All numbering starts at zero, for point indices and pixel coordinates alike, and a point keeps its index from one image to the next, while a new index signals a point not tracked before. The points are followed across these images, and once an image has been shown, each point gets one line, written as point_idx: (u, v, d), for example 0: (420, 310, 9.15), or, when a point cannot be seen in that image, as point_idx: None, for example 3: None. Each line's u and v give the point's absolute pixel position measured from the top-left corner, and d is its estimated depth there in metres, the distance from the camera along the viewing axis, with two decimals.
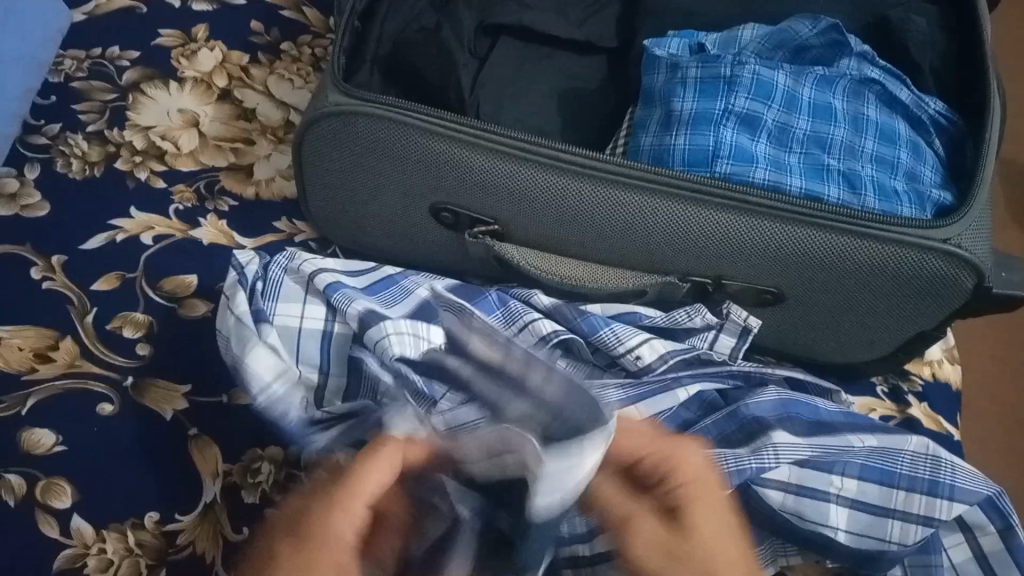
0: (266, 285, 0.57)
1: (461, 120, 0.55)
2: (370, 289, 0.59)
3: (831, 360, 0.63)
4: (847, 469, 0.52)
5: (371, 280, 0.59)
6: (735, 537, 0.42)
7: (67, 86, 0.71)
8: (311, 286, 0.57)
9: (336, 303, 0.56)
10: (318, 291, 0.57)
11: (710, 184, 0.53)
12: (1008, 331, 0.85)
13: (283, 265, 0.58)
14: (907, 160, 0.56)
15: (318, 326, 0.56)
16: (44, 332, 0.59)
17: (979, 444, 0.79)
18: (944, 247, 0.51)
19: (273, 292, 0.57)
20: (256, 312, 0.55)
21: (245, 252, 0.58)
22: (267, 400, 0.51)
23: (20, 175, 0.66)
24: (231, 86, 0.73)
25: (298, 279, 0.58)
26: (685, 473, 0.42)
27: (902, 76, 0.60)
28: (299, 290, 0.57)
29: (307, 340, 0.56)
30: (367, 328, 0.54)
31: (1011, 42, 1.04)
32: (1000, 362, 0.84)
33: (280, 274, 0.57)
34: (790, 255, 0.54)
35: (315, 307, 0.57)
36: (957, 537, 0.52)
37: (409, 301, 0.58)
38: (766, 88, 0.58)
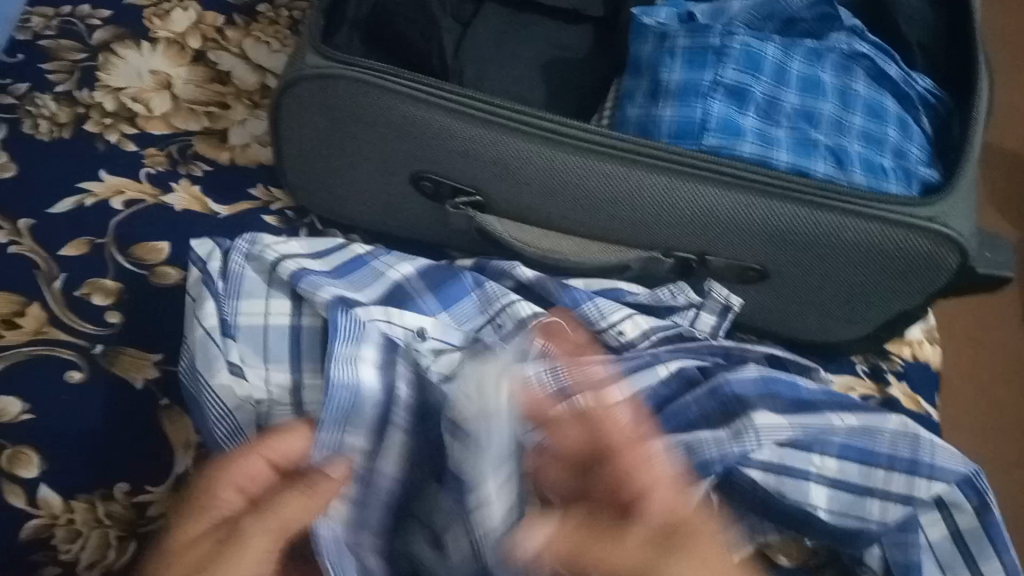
0: (229, 282, 0.54)
1: (444, 86, 0.53)
2: (339, 271, 0.57)
3: (812, 338, 0.63)
4: (827, 449, 0.52)
5: (337, 262, 0.57)
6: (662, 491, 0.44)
7: (34, 44, 0.69)
8: (275, 276, 0.55)
9: (303, 292, 0.54)
10: (284, 282, 0.55)
11: (696, 157, 0.52)
12: (987, 313, 0.86)
13: (244, 252, 0.55)
14: (895, 136, 0.56)
15: (284, 322, 0.54)
16: (10, 298, 0.58)
17: (955, 424, 0.80)
18: (929, 226, 0.51)
19: (235, 294, 0.54)
20: (224, 326, 0.52)
21: (200, 241, 0.56)
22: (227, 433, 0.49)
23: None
24: (205, 48, 0.71)
25: (261, 265, 0.55)
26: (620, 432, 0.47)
27: (891, 52, 0.59)
28: (261, 281, 0.55)
29: (274, 338, 0.53)
30: (335, 314, 0.52)
31: (998, 27, 1.04)
32: (976, 344, 0.84)
33: (240, 265, 0.55)
34: (774, 231, 0.53)
35: (280, 302, 0.54)
36: (933, 515, 0.52)
37: (379, 285, 0.57)
38: (755, 60, 0.56)
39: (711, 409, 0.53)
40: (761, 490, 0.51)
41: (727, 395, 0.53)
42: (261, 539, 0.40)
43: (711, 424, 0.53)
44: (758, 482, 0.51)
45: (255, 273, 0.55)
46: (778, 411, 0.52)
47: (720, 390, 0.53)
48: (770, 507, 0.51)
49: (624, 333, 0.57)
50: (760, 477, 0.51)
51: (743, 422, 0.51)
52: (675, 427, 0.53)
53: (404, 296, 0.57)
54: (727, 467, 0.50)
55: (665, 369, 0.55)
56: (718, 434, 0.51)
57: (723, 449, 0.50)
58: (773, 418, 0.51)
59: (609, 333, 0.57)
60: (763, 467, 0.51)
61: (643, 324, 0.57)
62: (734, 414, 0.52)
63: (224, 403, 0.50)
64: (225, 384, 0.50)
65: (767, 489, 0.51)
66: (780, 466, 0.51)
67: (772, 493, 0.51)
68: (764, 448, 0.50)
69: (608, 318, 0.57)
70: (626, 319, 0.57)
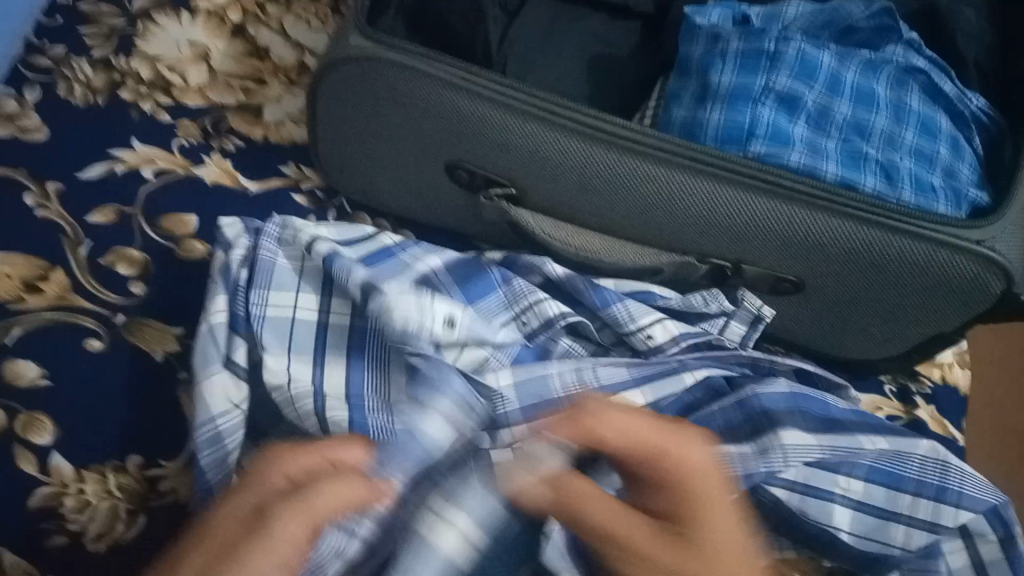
0: (254, 272, 0.53)
1: (486, 74, 0.52)
2: (365, 259, 0.55)
3: (842, 355, 0.62)
4: (854, 471, 0.50)
5: (366, 250, 0.56)
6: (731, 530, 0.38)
7: (74, 8, 0.68)
8: (307, 264, 0.54)
9: (335, 273, 0.52)
10: (314, 273, 0.54)
11: (739, 163, 0.51)
12: None
13: (275, 236, 0.54)
14: (946, 155, 0.54)
15: (311, 317, 0.53)
16: (34, 261, 0.57)
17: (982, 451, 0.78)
18: (976, 249, 0.49)
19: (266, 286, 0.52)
20: (233, 318, 0.51)
21: (228, 221, 0.55)
22: (207, 435, 0.48)
23: (18, 95, 0.63)
24: (244, 22, 0.70)
25: (293, 244, 0.54)
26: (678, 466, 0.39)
27: (947, 68, 0.58)
28: (292, 270, 0.54)
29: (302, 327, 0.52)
30: (368, 299, 0.51)
31: None
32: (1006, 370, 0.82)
33: (271, 255, 0.53)
34: (813, 244, 0.52)
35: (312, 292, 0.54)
36: (958, 543, 0.51)
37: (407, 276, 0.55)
38: (809, 68, 0.55)
39: (736, 421, 0.52)
40: (782, 508, 0.50)
41: (756, 409, 0.51)
42: (294, 525, 0.36)
43: (737, 438, 0.51)
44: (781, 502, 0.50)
45: (286, 261, 0.54)
46: (806, 429, 0.51)
47: (747, 404, 0.51)
48: (789, 523, 0.51)
49: (653, 337, 0.55)
50: (783, 497, 0.50)
51: (770, 438, 0.49)
52: None
53: (432, 289, 0.55)
54: (752, 484, 0.49)
55: (692, 377, 0.54)
56: (744, 450, 0.50)
57: (749, 467, 0.48)
58: (801, 435, 0.50)
59: (638, 336, 0.55)
60: (787, 485, 0.50)
61: (673, 330, 0.56)
62: (761, 429, 0.50)
63: (213, 409, 0.48)
64: (222, 385, 0.49)
65: (791, 509, 0.50)
66: (803, 485, 0.50)
67: (796, 513, 0.50)
68: (790, 468, 0.49)
69: (637, 321, 0.55)
70: (655, 323, 0.56)
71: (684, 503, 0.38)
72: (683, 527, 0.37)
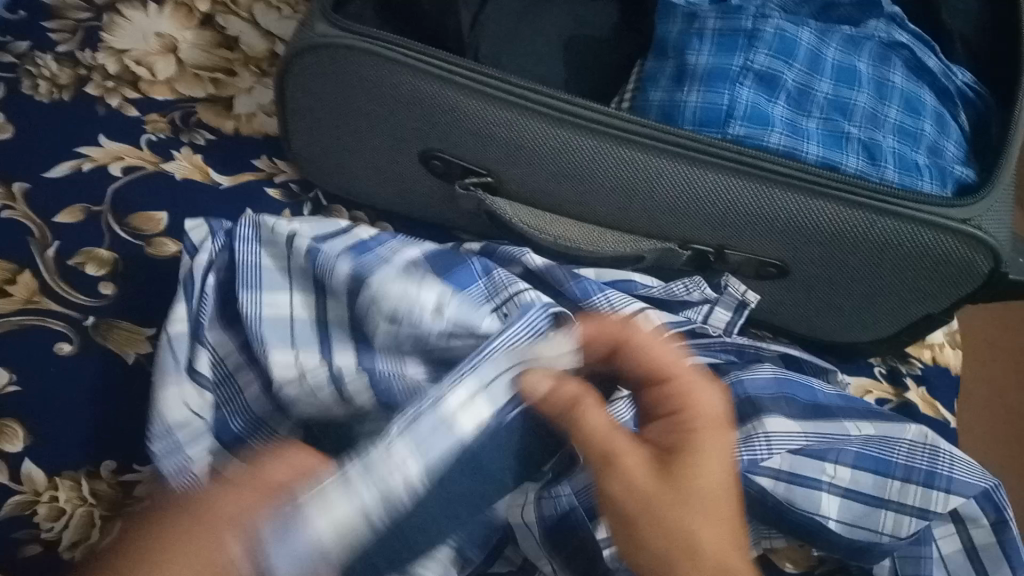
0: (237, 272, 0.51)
1: (458, 60, 0.51)
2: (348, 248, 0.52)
3: (830, 338, 0.61)
4: (841, 457, 0.50)
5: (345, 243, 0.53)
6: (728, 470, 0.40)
7: (37, 2, 0.66)
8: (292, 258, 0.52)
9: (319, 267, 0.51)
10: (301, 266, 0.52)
11: (719, 145, 0.50)
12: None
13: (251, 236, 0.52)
14: (931, 132, 0.53)
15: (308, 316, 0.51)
16: (1, 264, 0.56)
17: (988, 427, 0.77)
18: (962, 229, 0.48)
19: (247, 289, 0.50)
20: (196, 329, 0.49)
21: (193, 224, 0.52)
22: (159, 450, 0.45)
23: None
24: (213, 12, 0.68)
25: (272, 239, 0.52)
26: (697, 406, 0.41)
27: (930, 42, 0.57)
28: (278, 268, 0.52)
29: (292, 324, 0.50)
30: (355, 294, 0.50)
31: None
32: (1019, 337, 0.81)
33: (250, 251, 0.51)
34: (797, 227, 0.51)
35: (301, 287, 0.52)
36: (948, 528, 0.50)
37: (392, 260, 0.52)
38: (789, 46, 0.53)
39: None
40: (770, 498, 0.49)
41: (740, 395, 0.50)
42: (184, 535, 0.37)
43: None
44: (767, 490, 0.49)
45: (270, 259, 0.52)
46: (793, 417, 0.50)
47: (733, 392, 0.50)
48: (776, 514, 0.49)
49: None
50: (769, 485, 0.49)
51: (754, 426, 0.49)
52: None
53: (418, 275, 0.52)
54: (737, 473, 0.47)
55: None
56: None
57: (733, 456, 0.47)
58: (786, 422, 0.49)
59: None
60: (772, 474, 0.49)
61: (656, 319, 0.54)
62: (746, 416, 0.49)
63: (170, 419, 0.45)
64: (182, 396, 0.46)
65: (777, 496, 0.49)
66: (789, 473, 0.49)
67: (783, 502, 0.49)
68: (774, 456, 0.48)
69: (618, 310, 0.53)
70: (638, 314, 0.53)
71: (683, 444, 0.39)
72: (670, 459, 0.39)
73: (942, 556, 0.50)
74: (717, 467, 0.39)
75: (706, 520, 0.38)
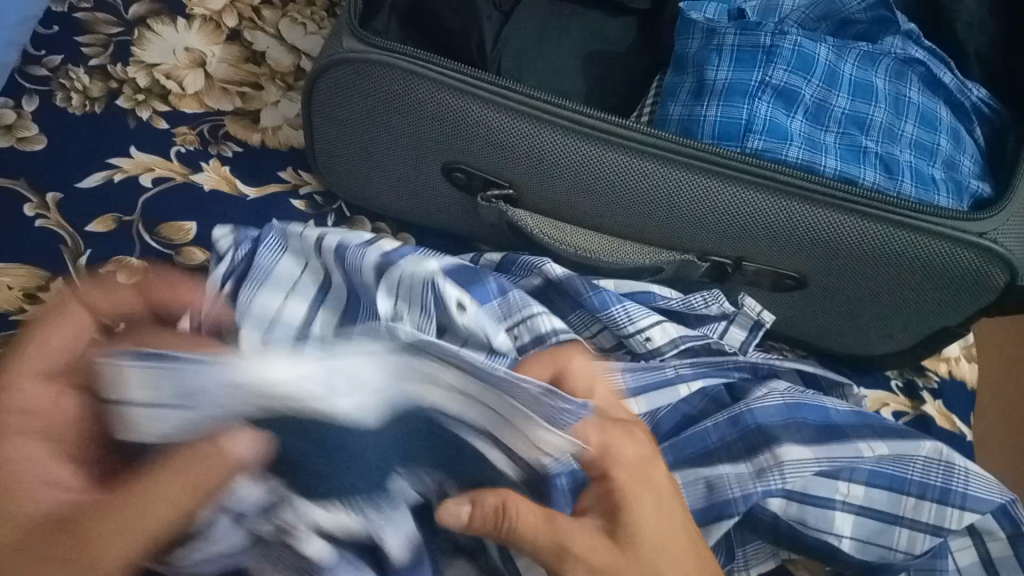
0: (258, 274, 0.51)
1: (481, 75, 0.52)
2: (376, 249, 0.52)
3: (846, 351, 0.61)
4: (854, 476, 0.50)
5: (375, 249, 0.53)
6: (678, 525, 0.39)
7: (71, 17, 0.68)
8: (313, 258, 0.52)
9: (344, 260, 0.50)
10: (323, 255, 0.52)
11: (737, 159, 0.50)
12: None
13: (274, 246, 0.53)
14: (947, 147, 0.53)
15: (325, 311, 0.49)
16: (35, 272, 0.57)
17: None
18: (978, 242, 0.49)
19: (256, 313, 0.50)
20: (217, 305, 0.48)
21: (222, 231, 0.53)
22: None
23: (17, 106, 0.63)
24: (241, 27, 0.70)
25: (299, 246, 0.52)
26: (617, 463, 0.40)
27: (946, 59, 0.57)
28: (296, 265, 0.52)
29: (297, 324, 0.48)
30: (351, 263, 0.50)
31: None
32: None
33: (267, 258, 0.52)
34: (815, 239, 0.51)
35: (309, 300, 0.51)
36: (965, 541, 0.50)
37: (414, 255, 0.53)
38: (806, 61, 0.54)
39: (731, 438, 0.51)
40: (783, 522, 0.49)
41: (751, 425, 0.50)
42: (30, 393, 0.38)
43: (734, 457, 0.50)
44: (778, 512, 0.49)
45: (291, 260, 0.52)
46: (804, 439, 0.50)
47: (742, 420, 0.51)
48: (788, 537, 0.49)
49: (652, 340, 0.55)
50: (780, 507, 0.49)
51: (766, 458, 0.48)
52: (689, 456, 0.50)
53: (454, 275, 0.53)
54: (749, 505, 0.47)
55: (686, 389, 0.53)
56: (740, 470, 0.48)
57: (745, 488, 0.47)
58: (800, 450, 0.49)
59: (637, 339, 0.54)
60: (784, 498, 0.48)
61: (672, 332, 0.55)
62: (757, 446, 0.49)
63: None
64: None
65: (788, 519, 0.49)
66: (801, 495, 0.49)
67: (796, 524, 0.49)
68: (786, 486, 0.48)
69: (636, 323, 0.54)
70: (654, 326, 0.55)
71: (619, 505, 0.39)
72: (614, 526, 0.38)
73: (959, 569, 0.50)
74: (667, 537, 0.38)
75: None
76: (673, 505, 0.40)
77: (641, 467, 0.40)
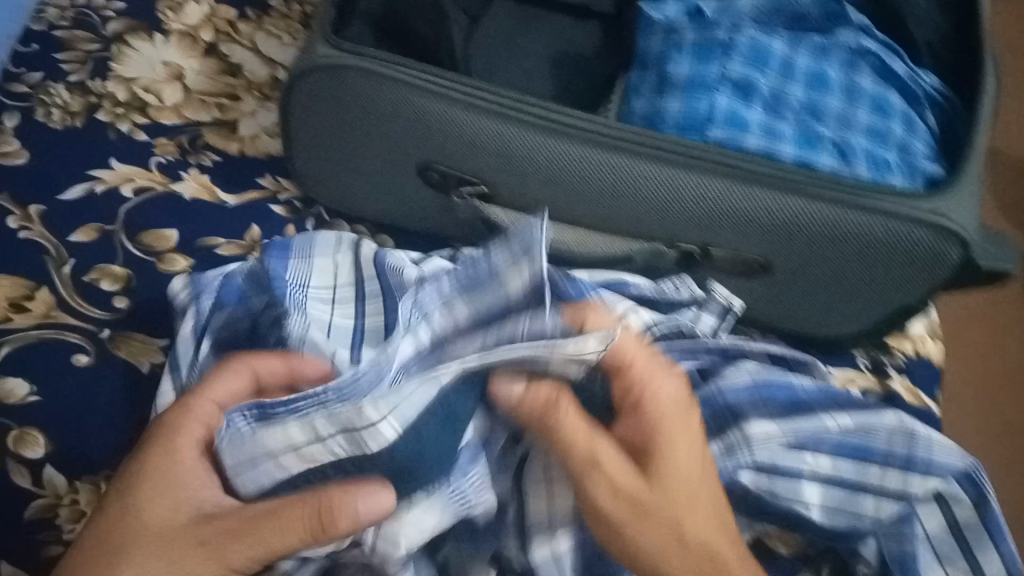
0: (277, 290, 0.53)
1: (450, 76, 0.54)
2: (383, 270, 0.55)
3: (814, 334, 0.63)
4: (820, 448, 0.52)
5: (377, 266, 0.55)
6: (706, 467, 0.45)
7: (49, 35, 0.69)
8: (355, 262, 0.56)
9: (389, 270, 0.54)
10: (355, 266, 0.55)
11: (698, 149, 0.53)
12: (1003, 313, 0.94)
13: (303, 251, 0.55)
14: (899, 132, 0.56)
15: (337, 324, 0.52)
16: (19, 282, 0.58)
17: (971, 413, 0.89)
18: (931, 220, 0.51)
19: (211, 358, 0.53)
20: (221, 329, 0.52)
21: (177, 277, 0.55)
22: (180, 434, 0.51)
23: None
24: (217, 41, 0.72)
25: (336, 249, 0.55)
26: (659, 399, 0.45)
27: (898, 49, 0.60)
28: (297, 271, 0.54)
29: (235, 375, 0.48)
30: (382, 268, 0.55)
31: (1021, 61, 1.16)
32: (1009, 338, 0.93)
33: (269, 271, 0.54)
34: (775, 223, 0.53)
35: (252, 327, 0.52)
36: (931, 507, 0.52)
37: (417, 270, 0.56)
38: (762, 54, 0.57)
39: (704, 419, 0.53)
40: (754, 494, 0.51)
41: (719, 405, 0.53)
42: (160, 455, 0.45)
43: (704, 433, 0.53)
44: (749, 484, 0.51)
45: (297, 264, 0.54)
46: (771, 416, 0.52)
47: (712, 400, 0.53)
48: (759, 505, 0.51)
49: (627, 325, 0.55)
50: (751, 480, 0.51)
51: (737, 434, 0.51)
52: None
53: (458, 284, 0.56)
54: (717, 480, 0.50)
55: None
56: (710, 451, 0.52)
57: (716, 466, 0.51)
58: (765, 426, 0.51)
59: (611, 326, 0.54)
60: (754, 470, 0.51)
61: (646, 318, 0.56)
62: (727, 425, 0.52)
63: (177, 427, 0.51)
64: None
65: (759, 490, 0.51)
66: (771, 466, 0.51)
67: (765, 495, 0.51)
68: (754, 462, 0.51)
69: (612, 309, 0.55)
70: (630, 312, 0.56)
71: (649, 440, 0.44)
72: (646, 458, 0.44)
73: (926, 534, 0.52)
74: (697, 507, 0.44)
75: (691, 514, 0.43)
76: (705, 496, 0.44)
77: (682, 415, 0.45)
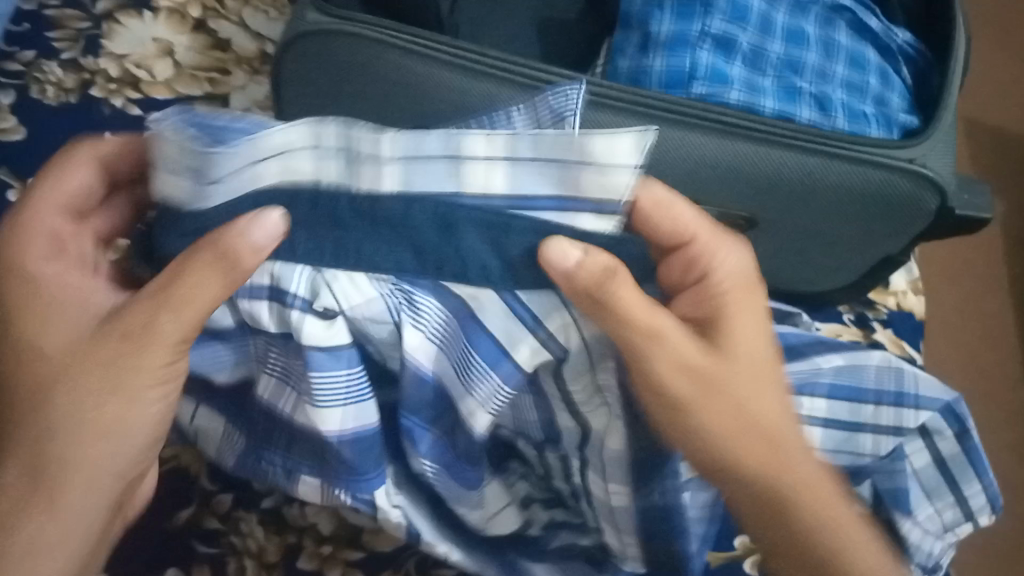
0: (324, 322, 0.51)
1: (439, 40, 0.56)
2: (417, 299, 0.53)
3: (798, 289, 0.65)
4: (815, 391, 0.53)
5: None
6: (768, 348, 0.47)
7: (39, 13, 0.70)
8: None
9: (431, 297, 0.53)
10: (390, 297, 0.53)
11: (682, 105, 0.54)
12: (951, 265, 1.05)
13: None
14: (875, 85, 0.58)
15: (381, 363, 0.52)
16: None
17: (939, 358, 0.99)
18: (907, 167, 0.53)
19: (200, 365, 0.47)
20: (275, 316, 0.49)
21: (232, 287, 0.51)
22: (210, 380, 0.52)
23: None
24: (205, 17, 0.72)
25: None
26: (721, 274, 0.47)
27: (871, 7, 0.62)
28: None
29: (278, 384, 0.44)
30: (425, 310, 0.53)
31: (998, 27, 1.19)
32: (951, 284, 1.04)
33: None
34: (759, 176, 0.55)
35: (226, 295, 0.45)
36: (918, 443, 0.54)
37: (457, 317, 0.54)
38: (741, 12, 0.59)
39: None
40: None
41: None
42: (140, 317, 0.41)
43: None
44: None
45: None
46: None
47: None
48: None
49: None
50: None
51: None
52: None
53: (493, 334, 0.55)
54: None
55: None
56: None
57: None
58: None
59: None
60: None
61: None
62: None
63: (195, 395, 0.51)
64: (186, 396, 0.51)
65: None
66: None
67: None
68: None
69: None
70: None
71: (716, 313, 0.47)
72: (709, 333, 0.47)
73: (909, 463, 0.54)
74: (757, 386, 0.46)
75: (756, 396, 0.46)
76: (776, 382, 0.46)
77: (742, 292, 0.47)
